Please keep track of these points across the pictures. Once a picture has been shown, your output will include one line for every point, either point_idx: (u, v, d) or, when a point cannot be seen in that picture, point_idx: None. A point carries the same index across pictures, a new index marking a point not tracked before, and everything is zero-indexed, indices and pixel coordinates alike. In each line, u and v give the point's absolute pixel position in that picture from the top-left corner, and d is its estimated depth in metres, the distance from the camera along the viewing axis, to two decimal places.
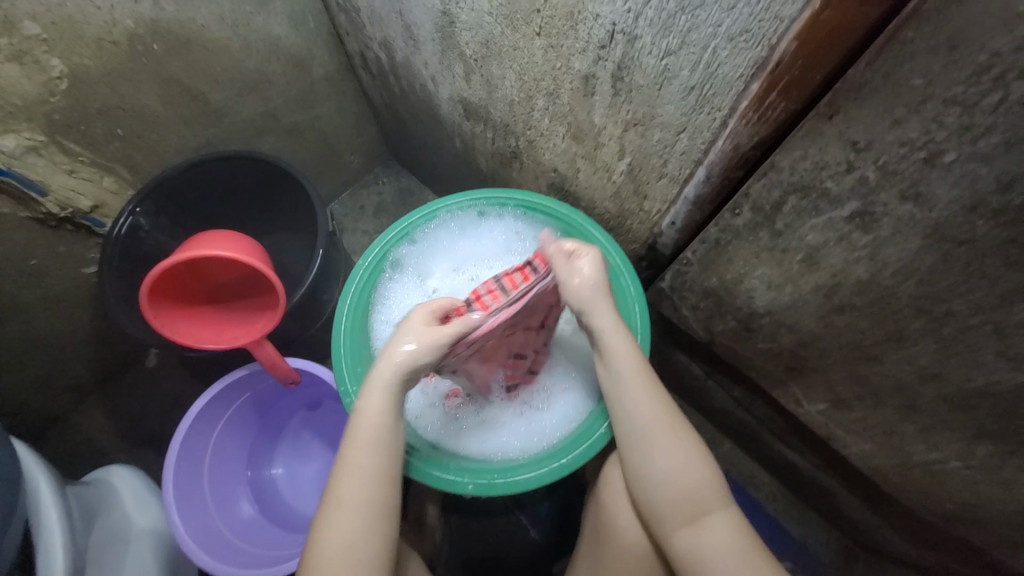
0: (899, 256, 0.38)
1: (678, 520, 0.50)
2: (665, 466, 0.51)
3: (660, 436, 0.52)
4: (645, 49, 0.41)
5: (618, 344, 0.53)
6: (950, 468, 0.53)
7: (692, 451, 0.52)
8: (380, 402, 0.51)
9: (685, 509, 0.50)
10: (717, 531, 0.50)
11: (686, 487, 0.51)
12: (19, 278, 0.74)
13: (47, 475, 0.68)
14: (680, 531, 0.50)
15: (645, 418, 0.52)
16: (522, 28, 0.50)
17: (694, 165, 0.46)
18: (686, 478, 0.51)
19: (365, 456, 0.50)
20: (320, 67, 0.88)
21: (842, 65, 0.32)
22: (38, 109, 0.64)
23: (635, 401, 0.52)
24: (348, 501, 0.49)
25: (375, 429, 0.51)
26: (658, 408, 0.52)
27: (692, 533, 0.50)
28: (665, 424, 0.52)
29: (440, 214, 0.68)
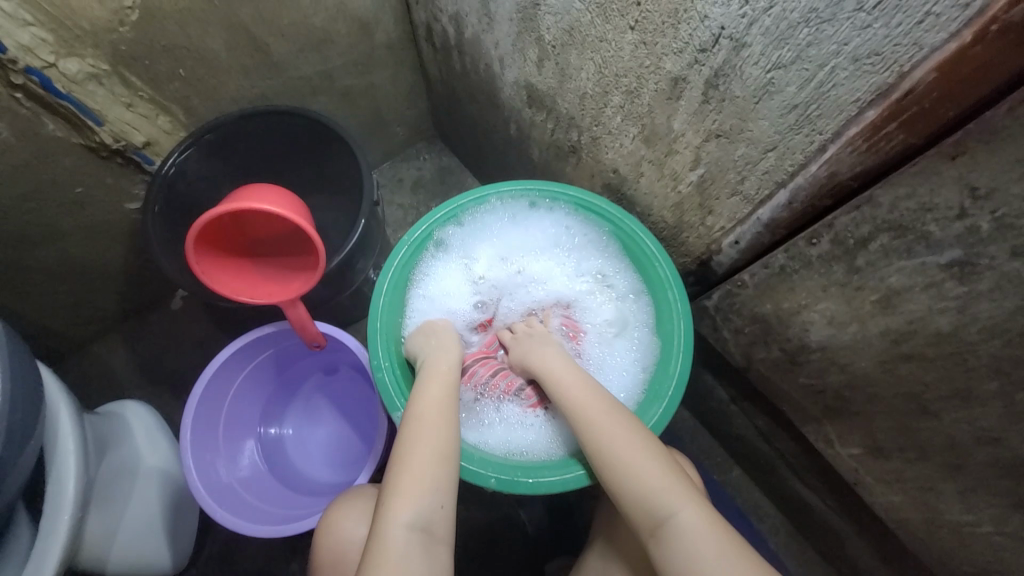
0: (991, 313, 0.36)
1: (642, 530, 0.46)
2: (615, 468, 0.49)
3: (605, 437, 0.50)
4: (751, 59, 0.39)
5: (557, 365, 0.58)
6: (984, 534, 0.51)
7: (646, 455, 0.49)
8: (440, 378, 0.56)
9: (643, 516, 0.46)
10: (684, 542, 0.44)
11: (639, 491, 0.47)
12: (65, 205, 0.74)
13: (67, 403, 0.68)
14: (649, 545, 0.46)
15: (593, 423, 0.51)
16: (614, 20, 0.48)
17: (776, 187, 0.44)
18: (633, 475, 0.48)
19: (428, 429, 0.51)
20: (383, 32, 0.86)
21: (981, 105, 0.30)
22: (105, 37, 0.63)
23: (582, 408, 0.53)
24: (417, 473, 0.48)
25: (436, 400, 0.54)
26: (603, 413, 0.52)
27: (660, 546, 0.45)
28: (612, 427, 0.51)
29: (490, 199, 0.66)
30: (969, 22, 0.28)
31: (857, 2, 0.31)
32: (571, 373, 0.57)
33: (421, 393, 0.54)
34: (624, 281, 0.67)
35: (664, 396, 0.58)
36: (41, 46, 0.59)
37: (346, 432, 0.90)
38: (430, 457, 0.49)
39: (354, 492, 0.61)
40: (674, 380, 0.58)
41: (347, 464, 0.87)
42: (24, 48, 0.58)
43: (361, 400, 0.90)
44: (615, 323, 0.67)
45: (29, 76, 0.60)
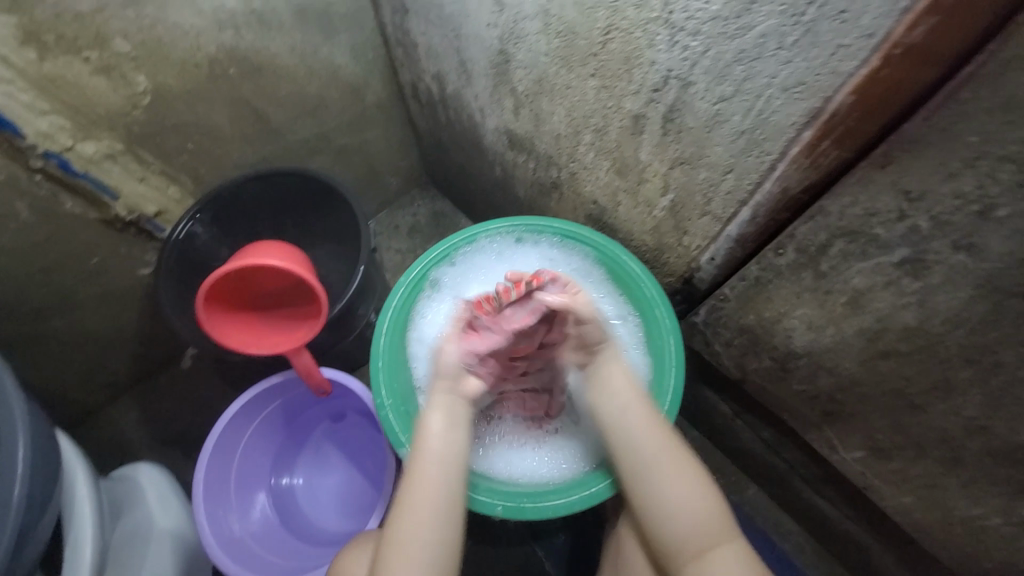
0: (949, 305, 0.38)
1: (683, 555, 0.51)
2: (668, 498, 0.52)
3: (662, 467, 0.53)
4: (698, 95, 0.43)
5: (617, 378, 0.57)
6: (998, 529, 0.51)
7: (698, 488, 0.53)
8: (437, 417, 0.55)
9: (689, 545, 0.51)
10: (723, 569, 0.49)
11: (690, 523, 0.51)
12: (82, 275, 0.79)
13: (84, 467, 0.70)
14: (687, 568, 0.50)
15: (651, 452, 0.54)
16: (576, 69, 0.53)
17: (739, 205, 0.47)
18: (691, 519, 0.51)
19: (433, 472, 0.53)
20: (373, 94, 0.93)
21: (907, 110, 0.33)
22: (119, 120, 0.70)
23: (641, 431, 0.54)
24: (419, 511, 0.51)
25: (437, 441, 0.54)
26: (665, 443, 0.54)
27: (699, 571, 0.50)
28: (673, 458, 0.54)
29: (480, 238, 0.70)
30: (875, 49, 0.31)
31: (778, 41, 0.35)
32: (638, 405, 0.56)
33: (425, 430, 0.55)
34: (612, 304, 0.69)
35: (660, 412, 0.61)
36: (60, 132, 0.66)
37: (355, 478, 0.90)
38: (434, 501, 0.52)
39: (365, 535, 0.62)
40: (669, 395, 0.61)
41: (358, 510, 0.87)
42: (43, 135, 0.64)
43: (370, 444, 0.91)
44: None
45: (49, 159, 0.66)
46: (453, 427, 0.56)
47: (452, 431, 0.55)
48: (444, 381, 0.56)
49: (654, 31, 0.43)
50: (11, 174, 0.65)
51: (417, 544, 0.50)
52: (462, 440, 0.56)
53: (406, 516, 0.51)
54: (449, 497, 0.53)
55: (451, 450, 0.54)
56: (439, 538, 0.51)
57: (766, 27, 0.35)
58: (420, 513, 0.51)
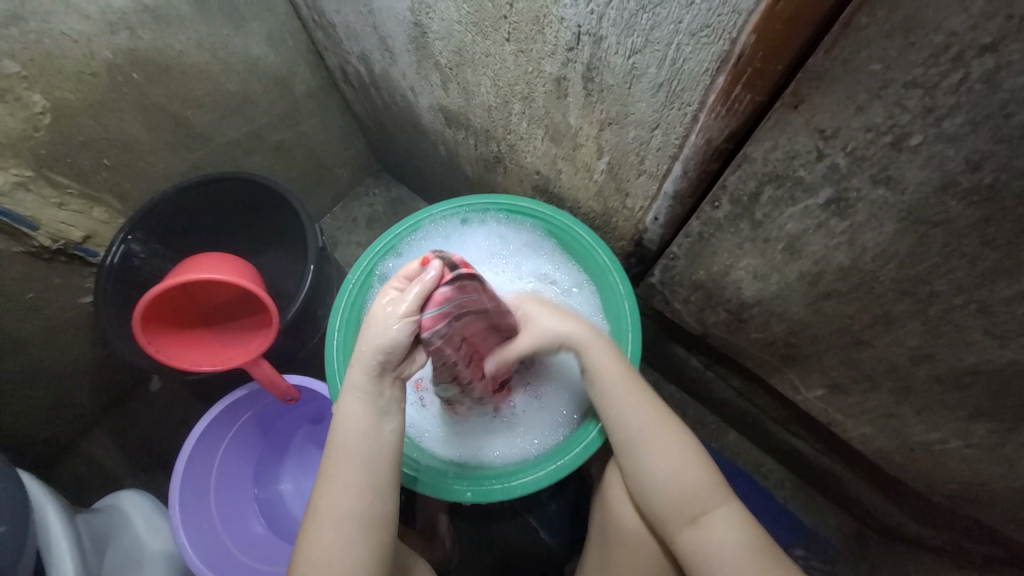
0: (877, 241, 0.38)
1: (678, 523, 0.51)
2: (657, 468, 0.53)
3: (652, 432, 0.54)
4: (611, 49, 0.41)
5: (600, 353, 0.56)
6: (953, 448, 0.53)
7: (686, 451, 0.53)
8: (348, 419, 0.51)
9: (684, 511, 0.51)
10: (719, 527, 0.50)
11: (684, 491, 0.52)
12: (19, 312, 0.75)
13: (55, 504, 0.68)
14: (685, 532, 0.51)
15: (642, 419, 0.54)
16: (491, 35, 0.50)
17: (670, 161, 0.46)
18: (687, 487, 0.52)
19: (352, 453, 0.50)
20: (302, 84, 0.89)
21: (809, 45, 0.31)
22: (24, 145, 0.64)
23: (631, 405, 0.55)
24: (336, 510, 0.49)
25: (352, 432, 0.50)
26: (650, 406, 0.55)
27: (696, 535, 0.50)
28: (659, 425, 0.54)
29: (425, 224, 0.69)
30: None
31: None
32: (625, 376, 0.56)
33: (341, 426, 0.51)
34: (567, 273, 0.69)
35: None
36: None
37: None
38: (348, 497, 0.49)
39: None
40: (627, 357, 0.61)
41: None
42: None
43: None
44: None
45: None
46: (378, 420, 0.51)
47: (377, 422, 0.51)
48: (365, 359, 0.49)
49: None
50: None
51: (332, 541, 0.48)
52: (377, 433, 0.51)
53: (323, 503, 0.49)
54: (366, 492, 0.50)
55: (371, 443, 0.50)
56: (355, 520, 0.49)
57: None
58: (338, 506, 0.49)
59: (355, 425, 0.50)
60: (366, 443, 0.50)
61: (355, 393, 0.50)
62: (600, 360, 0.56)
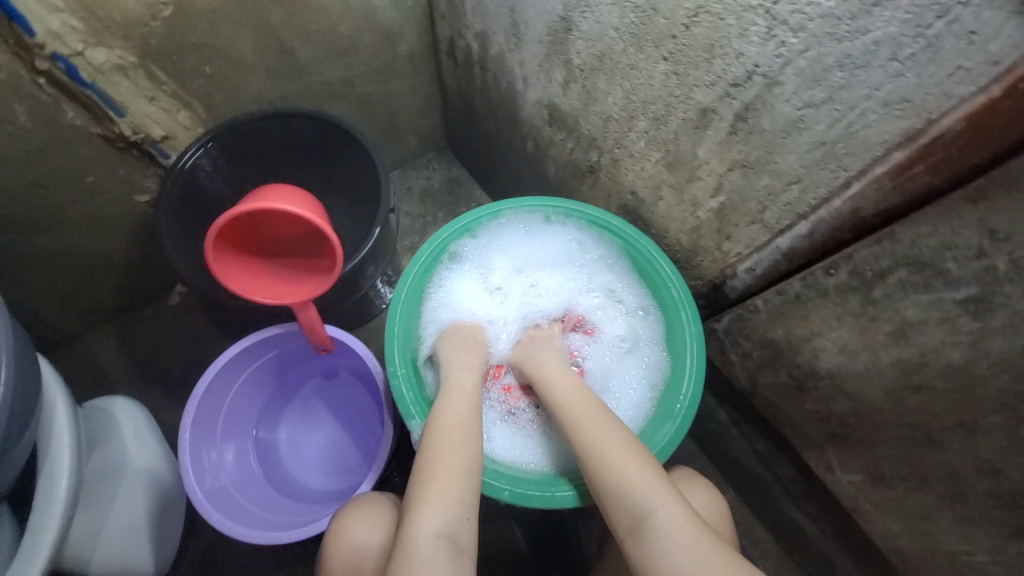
0: (1003, 349, 0.38)
1: (622, 531, 0.47)
2: (593, 469, 0.51)
3: (586, 436, 0.52)
4: (783, 96, 0.41)
5: (551, 371, 0.61)
6: (982, 566, 0.53)
7: (623, 454, 0.50)
8: (469, 388, 0.58)
9: (624, 515, 0.48)
10: (663, 539, 0.45)
11: (617, 492, 0.48)
12: (74, 193, 0.73)
13: (65, 395, 0.63)
14: (629, 541, 0.47)
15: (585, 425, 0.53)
16: (648, 50, 0.50)
17: (797, 218, 0.47)
18: (623, 489, 0.48)
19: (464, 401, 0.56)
20: (406, 44, 0.87)
21: (1021, 143, 0.31)
22: (138, 31, 0.63)
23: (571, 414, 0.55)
24: (456, 457, 0.51)
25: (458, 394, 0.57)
26: (592, 412, 0.55)
27: (638, 549, 0.46)
28: (603, 429, 0.52)
29: (507, 212, 0.67)
30: (997, 79, 0.30)
31: (892, 52, 0.33)
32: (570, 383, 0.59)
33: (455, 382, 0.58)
34: (635, 295, 0.68)
35: (676, 413, 0.59)
36: (70, 34, 0.59)
37: (342, 438, 0.88)
38: (458, 460, 0.50)
39: (369, 497, 0.60)
40: (685, 400, 0.59)
41: (343, 471, 0.85)
42: (54, 34, 0.58)
43: (360, 407, 0.89)
44: (629, 338, 0.68)
45: (53, 61, 0.59)
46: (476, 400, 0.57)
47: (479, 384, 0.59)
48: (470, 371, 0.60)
49: (751, 20, 0.39)
50: (13, 72, 0.59)
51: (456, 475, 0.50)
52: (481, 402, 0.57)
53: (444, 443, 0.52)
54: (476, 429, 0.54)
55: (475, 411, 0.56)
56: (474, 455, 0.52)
57: (883, 34, 0.33)
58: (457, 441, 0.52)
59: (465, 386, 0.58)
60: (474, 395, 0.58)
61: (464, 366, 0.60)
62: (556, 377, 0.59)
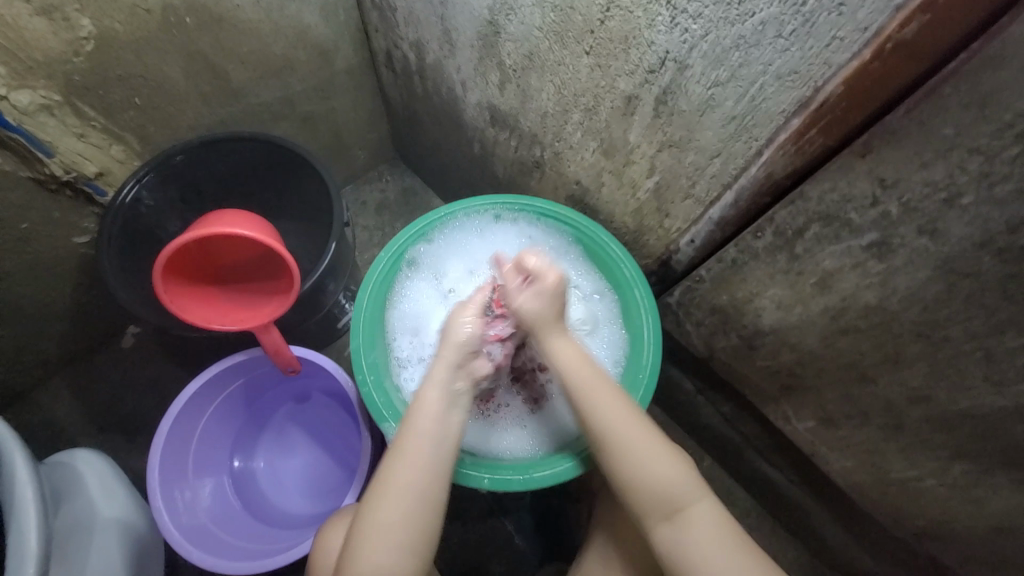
0: (908, 284, 0.43)
1: (655, 518, 0.52)
2: (633, 469, 0.52)
3: (626, 438, 0.53)
4: (693, 78, 0.44)
5: (576, 367, 0.56)
6: (926, 486, 0.58)
7: (662, 453, 0.53)
8: (433, 411, 0.54)
9: (662, 507, 0.51)
10: (694, 528, 0.51)
11: (661, 485, 0.52)
12: (7, 242, 0.70)
13: (24, 451, 0.60)
14: (661, 529, 0.51)
15: (615, 422, 0.53)
16: (571, 46, 0.53)
17: (723, 188, 0.50)
18: (665, 484, 0.52)
19: (421, 438, 0.53)
20: (343, 59, 0.88)
21: (894, 99, 0.36)
22: (59, 69, 0.61)
23: (599, 406, 0.54)
24: (405, 489, 0.51)
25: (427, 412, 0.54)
26: (622, 411, 0.54)
27: (675, 532, 0.51)
28: (638, 432, 0.53)
29: (458, 215, 0.69)
30: (867, 43, 0.34)
31: (777, 30, 0.37)
32: (597, 381, 0.55)
33: (418, 411, 0.54)
34: (591, 281, 0.70)
35: (639, 385, 0.62)
36: None
37: (321, 459, 0.87)
38: (409, 499, 0.50)
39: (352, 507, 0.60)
40: (647, 371, 0.62)
41: (326, 491, 0.84)
42: None
43: (336, 424, 0.88)
44: (588, 321, 0.69)
45: None
46: (452, 404, 0.55)
47: (448, 410, 0.55)
48: (448, 356, 0.56)
49: (655, 11, 0.43)
50: None
51: (399, 519, 0.50)
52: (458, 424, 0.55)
53: (395, 477, 0.51)
54: (435, 468, 0.52)
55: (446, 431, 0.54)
56: (425, 495, 0.51)
57: (767, 15, 0.37)
58: (406, 481, 0.51)
59: (429, 416, 0.54)
60: (440, 425, 0.54)
61: (437, 381, 0.55)
62: (571, 365, 0.56)
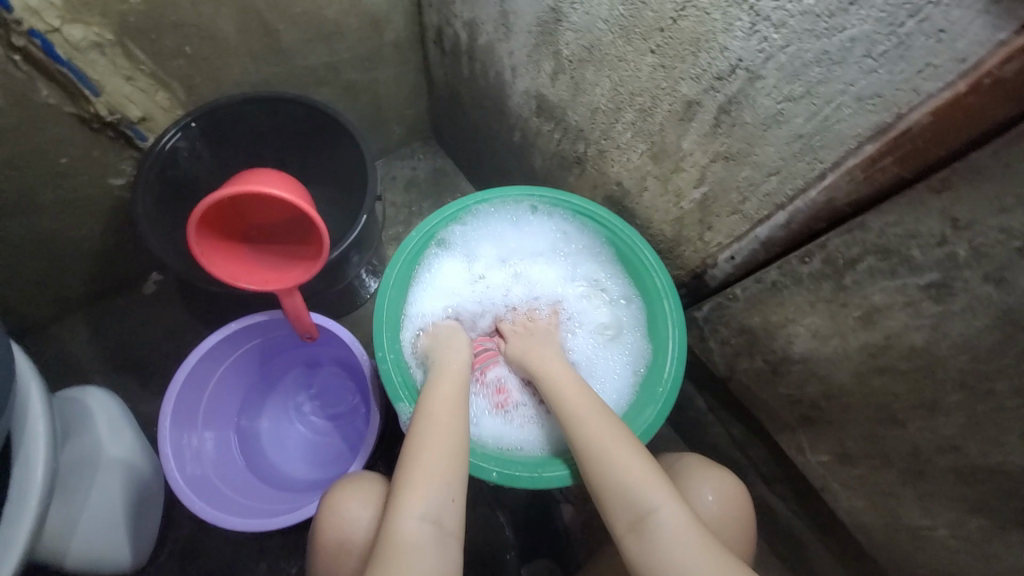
0: (961, 331, 0.41)
1: (622, 525, 0.49)
2: (597, 465, 0.52)
3: (590, 433, 0.54)
4: (764, 90, 0.43)
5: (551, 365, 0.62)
6: (938, 537, 0.56)
7: (629, 454, 0.52)
8: (457, 373, 0.59)
9: (627, 511, 0.49)
10: (661, 539, 0.47)
11: (621, 486, 0.50)
12: (45, 175, 0.70)
13: (39, 383, 0.61)
14: (629, 541, 0.48)
15: (580, 416, 0.56)
16: (636, 42, 0.51)
17: (775, 208, 0.49)
18: (629, 485, 0.50)
19: (453, 393, 0.56)
20: (393, 31, 0.87)
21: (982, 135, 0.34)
22: (115, 7, 0.61)
23: (566, 399, 0.58)
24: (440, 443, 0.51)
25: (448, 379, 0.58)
26: (588, 405, 0.57)
27: (638, 542, 0.48)
28: (601, 428, 0.54)
29: (493, 202, 0.67)
30: (963, 75, 0.32)
31: (866, 49, 0.35)
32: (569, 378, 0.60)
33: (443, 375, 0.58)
34: (619, 285, 0.69)
35: (657, 397, 0.61)
36: (48, 10, 0.57)
37: (326, 427, 0.87)
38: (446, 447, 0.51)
39: (358, 475, 0.60)
40: (666, 385, 0.61)
41: (326, 460, 0.85)
42: (31, 10, 0.56)
43: (344, 396, 0.88)
44: (612, 326, 0.69)
45: (30, 37, 0.57)
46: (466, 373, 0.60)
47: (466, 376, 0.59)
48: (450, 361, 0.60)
49: (735, 15, 0.41)
50: None
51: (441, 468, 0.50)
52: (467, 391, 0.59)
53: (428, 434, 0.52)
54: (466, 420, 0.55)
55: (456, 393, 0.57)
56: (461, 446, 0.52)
57: (858, 32, 0.35)
58: (445, 434, 0.52)
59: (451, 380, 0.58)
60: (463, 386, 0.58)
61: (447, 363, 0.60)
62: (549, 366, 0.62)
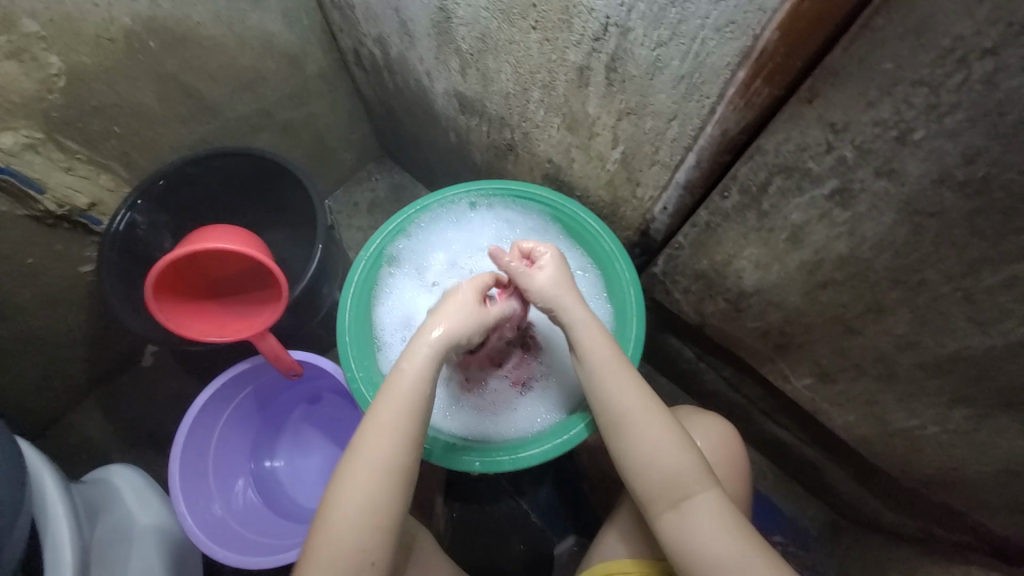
0: (875, 230, 0.41)
1: (661, 505, 0.49)
2: (644, 451, 0.51)
3: (636, 421, 0.52)
4: (637, 41, 0.43)
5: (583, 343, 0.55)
6: (931, 435, 0.56)
7: (673, 438, 0.51)
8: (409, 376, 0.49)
9: (669, 493, 0.49)
10: (702, 515, 0.48)
11: (668, 469, 0.50)
12: (18, 278, 0.74)
13: (52, 470, 0.65)
14: (665, 516, 0.49)
15: (625, 404, 0.52)
16: (518, 23, 0.52)
17: (684, 151, 0.49)
18: (675, 469, 0.50)
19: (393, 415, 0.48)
20: (313, 63, 0.88)
21: (832, 34, 0.34)
22: (37, 108, 0.64)
23: (604, 387, 0.53)
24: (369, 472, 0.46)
25: (396, 404, 0.49)
26: (631, 392, 0.53)
27: (678, 521, 0.48)
28: (646, 414, 0.52)
29: (432, 208, 0.69)
30: None
31: None
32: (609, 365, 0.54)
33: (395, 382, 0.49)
34: (573, 258, 0.70)
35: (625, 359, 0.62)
36: None
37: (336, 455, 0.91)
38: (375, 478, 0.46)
39: None
40: (632, 342, 0.62)
41: None
42: None
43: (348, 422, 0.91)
44: None
45: None
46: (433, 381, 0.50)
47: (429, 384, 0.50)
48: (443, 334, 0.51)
49: None
50: None
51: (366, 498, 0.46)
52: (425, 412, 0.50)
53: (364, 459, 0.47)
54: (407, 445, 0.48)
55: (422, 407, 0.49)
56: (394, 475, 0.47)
57: None
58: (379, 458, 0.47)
59: (403, 392, 0.49)
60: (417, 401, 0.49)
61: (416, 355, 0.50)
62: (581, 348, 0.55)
